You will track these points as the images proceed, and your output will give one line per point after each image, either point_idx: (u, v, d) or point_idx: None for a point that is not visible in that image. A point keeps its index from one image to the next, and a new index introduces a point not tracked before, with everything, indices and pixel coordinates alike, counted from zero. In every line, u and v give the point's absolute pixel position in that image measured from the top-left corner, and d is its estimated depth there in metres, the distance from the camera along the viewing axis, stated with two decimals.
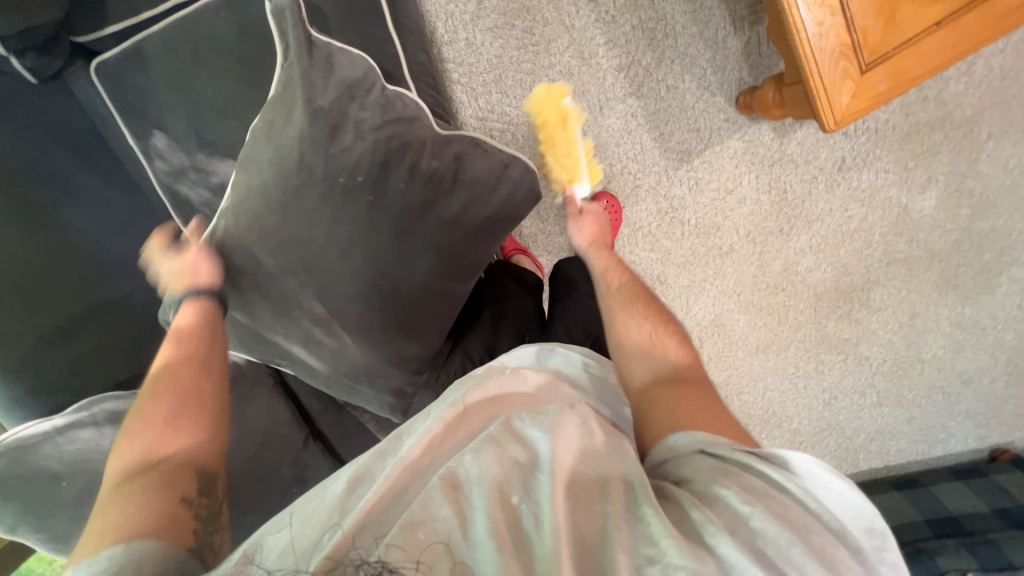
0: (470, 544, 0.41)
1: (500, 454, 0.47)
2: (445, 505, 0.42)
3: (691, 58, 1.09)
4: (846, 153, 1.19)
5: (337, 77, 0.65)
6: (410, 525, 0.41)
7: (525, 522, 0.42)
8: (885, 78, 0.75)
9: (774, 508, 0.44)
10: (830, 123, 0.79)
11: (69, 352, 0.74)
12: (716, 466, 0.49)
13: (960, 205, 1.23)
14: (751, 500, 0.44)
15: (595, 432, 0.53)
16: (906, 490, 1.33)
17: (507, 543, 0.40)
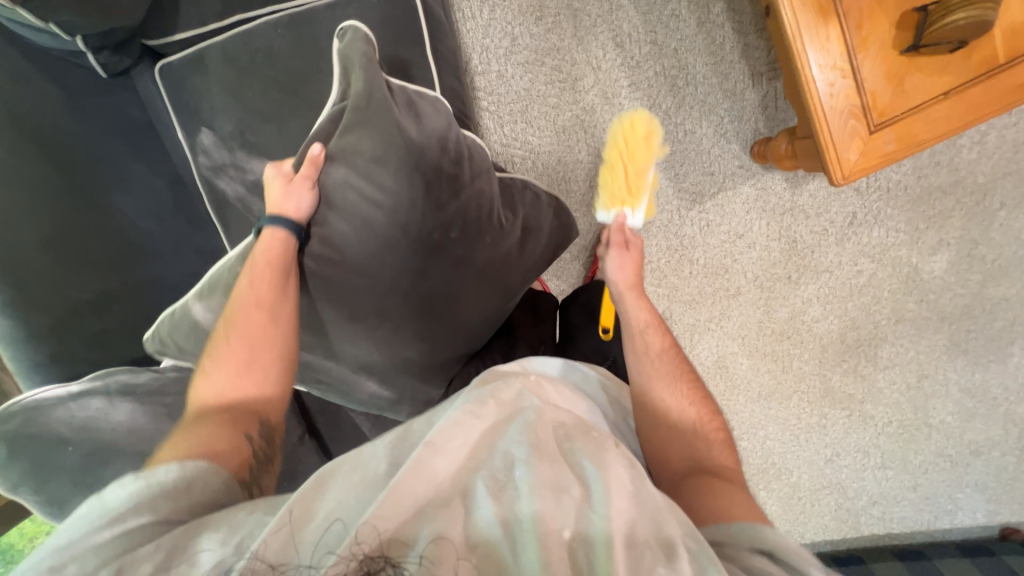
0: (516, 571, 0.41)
1: (555, 485, 0.47)
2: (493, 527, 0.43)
3: (709, 106, 1.14)
4: (857, 209, 1.21)
5: (427, 125, 0.71)
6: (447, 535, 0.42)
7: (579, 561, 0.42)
8: (892, 139, 0.78)
9: None
10: (839, 177, 0.81)
11: (92, 326, 0.78)
12: (783, 569, 0.48)
13: (972, 270, 1.23)
14: None
15: (648, 482, 0.52)
16: (909, 560, 1.28)
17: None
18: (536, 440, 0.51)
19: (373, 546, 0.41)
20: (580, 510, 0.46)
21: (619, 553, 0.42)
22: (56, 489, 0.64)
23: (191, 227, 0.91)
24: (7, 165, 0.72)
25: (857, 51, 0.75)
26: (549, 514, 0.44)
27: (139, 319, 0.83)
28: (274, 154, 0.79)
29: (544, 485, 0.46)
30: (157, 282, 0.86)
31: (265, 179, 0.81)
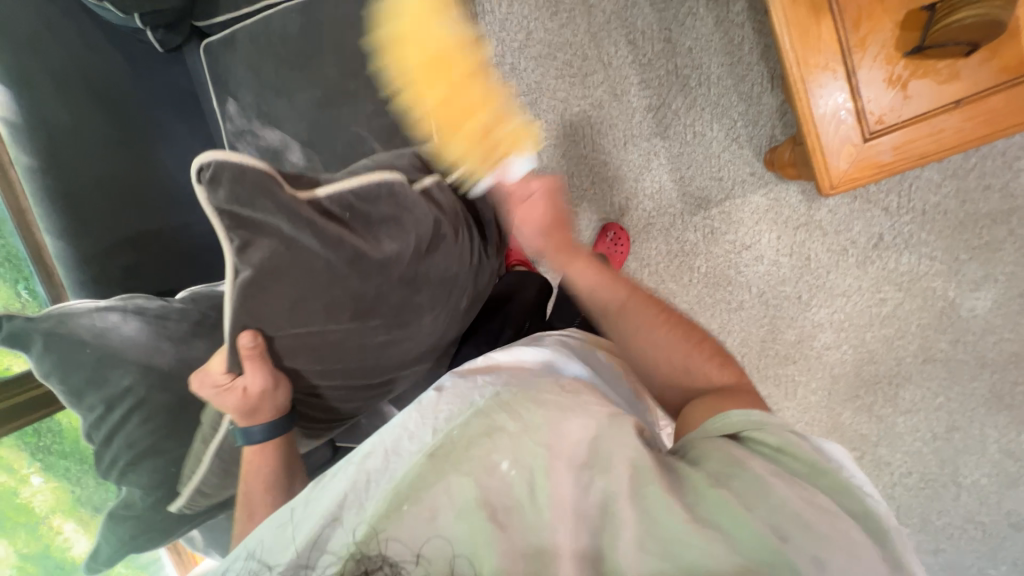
0: (462, 516, 0.42)
1: (487, 426, 0.48)
2: (438, 486, 0.44)
3: (722, 108, 1.11)
4: (884, 230, 1.12)
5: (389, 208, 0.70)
6: (407, 510, 0.42)
7: (518, 493, 0.43)
8: (890, 148, 0.72)
9: (800, 493, 0.42)
10: (827, 186, 0.76)
11: (128, 258, 0.92)
12: (747, 449, 0.47)
13: (1022, 313, 1.08)
14: (778, 486, 0.42)
15: (596, 411, 0.51)
16: None
17: (501, 518, 0.41)
18: (477, 406, 0.52)
19: (367, 545, 0.41)
20: (516, 438, 0.47)
21: (557, 476, 0.43)
22: (78, 381, 0.78)
23: None
24: (86, 122, 0.90)
25: (853, 52, 0.70)
26: (485, 451, 0.46)
27: (162, 258, 0.96)
28: (283, 125, 0.90)
29: (478, 432, 0.48)
30: (182, 228, 1.00)
31: (273, 146, 0.92)
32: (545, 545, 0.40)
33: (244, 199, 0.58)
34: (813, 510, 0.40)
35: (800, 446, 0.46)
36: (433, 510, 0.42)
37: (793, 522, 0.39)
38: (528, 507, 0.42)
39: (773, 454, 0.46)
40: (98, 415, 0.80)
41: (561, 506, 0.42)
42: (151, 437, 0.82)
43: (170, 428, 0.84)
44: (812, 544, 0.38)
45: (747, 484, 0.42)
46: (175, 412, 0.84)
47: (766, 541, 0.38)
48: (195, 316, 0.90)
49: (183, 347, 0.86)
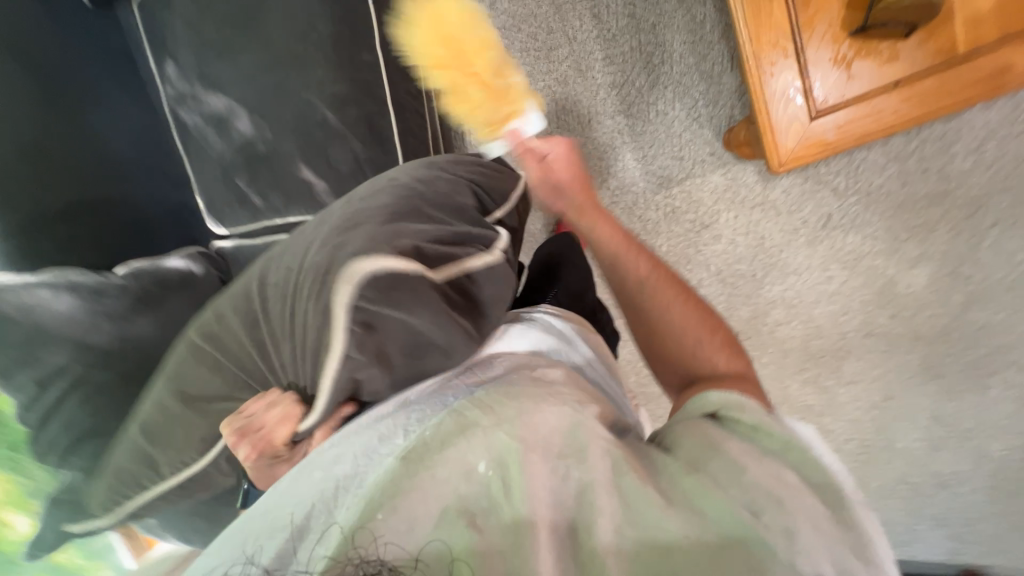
0: (449, 511, 0.38)
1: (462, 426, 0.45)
2: (417, 483, 0.40)
3: (684, 87, 1.12)
4: (833, 211, 1.17)
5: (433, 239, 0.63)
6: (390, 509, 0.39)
7: (494, 487, 0.40)
8: (834, 127, 0.75)
9: (772, 474, 0.43)
10: (776, 163, 0.78)
11: (59, 230, 0.85)
12: (725, 432, 0.49)
13: (953, 290, 1.16)
14: (749, 466, 0.43)
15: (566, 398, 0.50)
16: None
17: (487, 512, 0.38)
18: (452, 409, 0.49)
19: (367, 549, 0.37)
20: (492, 432, 0.44)
21: (533, 459, 0.41)
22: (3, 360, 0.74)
23: (165, 157, 1.01)
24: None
25: (802, 30, 0.72)
26: (462, 447, 0.43)
27: (98, 230, 0.90)
28: (228, 90, 0.86)
29: (451, 430, 0.45)
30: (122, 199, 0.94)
31: (218, 112, 0.88)
32: (528, 542, 0.37)
33: (396, 300, 0.54)
34: (782, 487, 0.42)
35: (772, 421, 0.49)
36: (415, 513, 0.38)
37: (766, 495, 0.40)
38: (506, 503, 0.39)
39: (749, 433, 0.48)
40: (32, 395, 0.76)
41: (540, 495, 0.39)
42: (91, 419, 0.78)
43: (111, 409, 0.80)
44: (783, 515, 0.39)
45: (723, 465, 0.43)
46: (117, 391, 0.81)
47: (740, 517, 0.38)
48: (136, 292, 0.85)
49: (124, 325, 0.82)
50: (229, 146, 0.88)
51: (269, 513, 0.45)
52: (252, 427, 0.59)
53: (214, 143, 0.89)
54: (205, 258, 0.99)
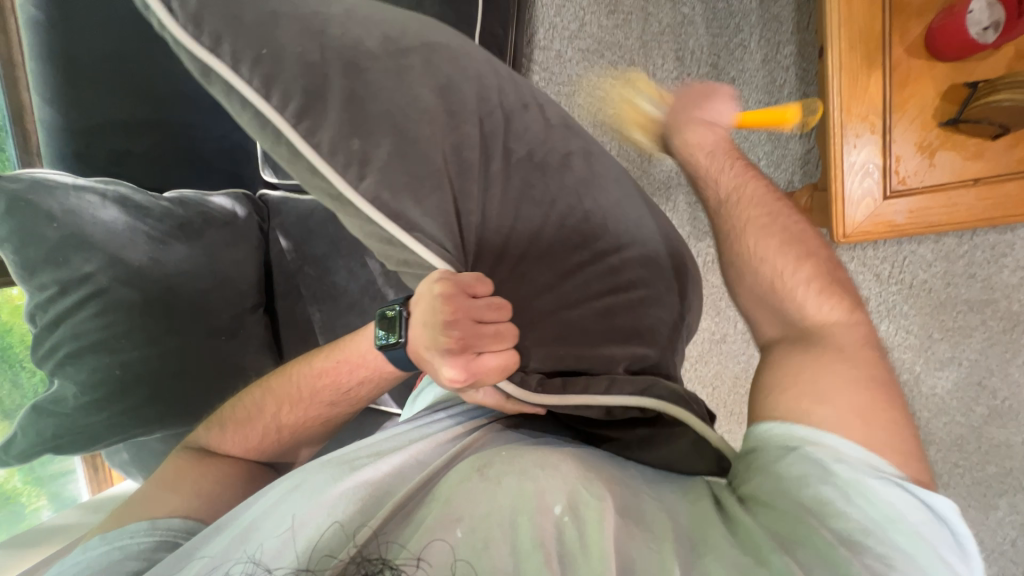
0: (503, 551, 0.39)
1: (541, 460, 0.47)
2: (476, 508, 0.42)
3: (750, 144, 1.13)
4: (870, 295, 1.17)
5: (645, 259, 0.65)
6: (446, 521, 0.41)
7: (569, 536, 0.40)
8: (904, 211, 0.75)
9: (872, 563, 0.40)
10: (839, 234, 0.78)
11: (117, 144, 0.87)
12: (817, 476, 0.45)
13: (976, 401, 1.14)
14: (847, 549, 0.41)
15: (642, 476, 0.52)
16: None
17: (549, 560, 0.39)
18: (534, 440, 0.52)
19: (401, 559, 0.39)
20: (569, 481, 0.44)
21: (610, 522, 0.41)
22: (32, 253, 0.72)
23: None
24: None
25: (893, 110, 0.73)
26: (537, 488, 0.43)
27: (160, 154, 0.92)
28: None
29: (532, 463, 0.46)
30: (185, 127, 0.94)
31: None
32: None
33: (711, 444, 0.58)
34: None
35: (867, 476, 0.44)
36: (485, 537, 0.40)
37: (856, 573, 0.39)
38: (579, 557, 0.39)
39: (846, 493, 0.44)
40: (48, 295, 0.74)
41: (616, 558, 0.39)
42: (104, 331, 0.76)
43: (125, 328, 0.78)
44: None
45: (817, 552, 0.41)
46: (138, 311, 0.78)
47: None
48: (180, 218, 0.86)
49: (159, 247, 0.82)
50: None
51: (319, 508, 0.44)
52: (475, 347, 0.51)
53: None
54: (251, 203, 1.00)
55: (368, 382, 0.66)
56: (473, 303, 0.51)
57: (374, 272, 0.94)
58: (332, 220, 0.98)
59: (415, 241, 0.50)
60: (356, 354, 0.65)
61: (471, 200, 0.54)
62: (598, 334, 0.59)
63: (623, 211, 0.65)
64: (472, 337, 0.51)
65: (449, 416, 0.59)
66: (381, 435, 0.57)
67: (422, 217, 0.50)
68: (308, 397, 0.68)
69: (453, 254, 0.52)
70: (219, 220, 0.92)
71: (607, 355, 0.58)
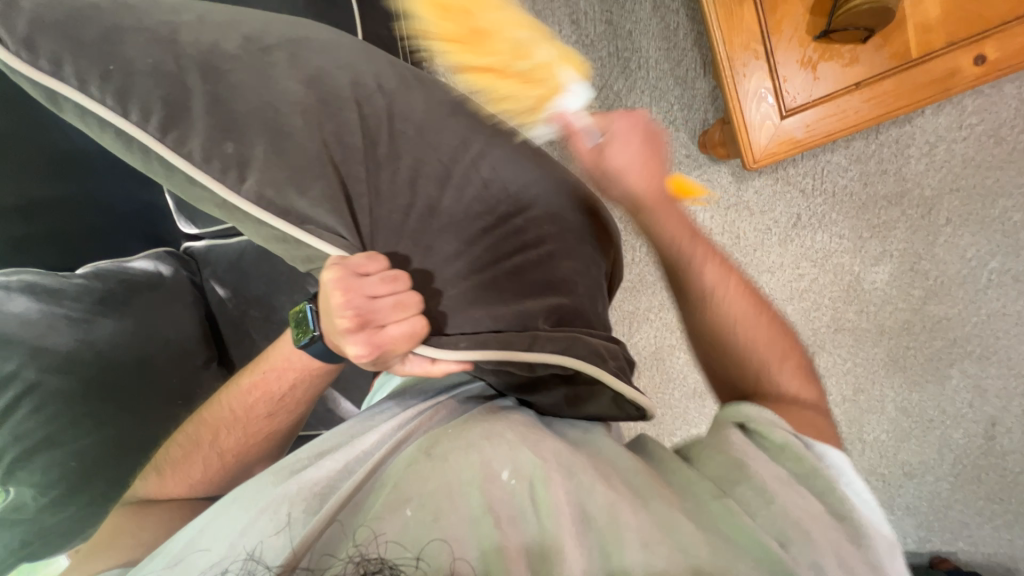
0: (458, 518, 0.40)
1: (486, 431, 0.48)
2: (428, 484, 0.43)
3: (660, 92, 1.16)
4: (801, 211, 1.23)
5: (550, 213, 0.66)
6: (398, 501, 0.41)
7: (518, 497, 0.43)
8: (803, 126, 0.79)
9: (795, 502, 0.43)
10: (751, 161, 0.81)
11: (16, 230, 0.80)
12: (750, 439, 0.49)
13: (913, 285, 1.23)
14: (776, 489, 0.44)
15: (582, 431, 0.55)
16: None
17: (501, 521, 0.40)
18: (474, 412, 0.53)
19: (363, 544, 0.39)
20: (515, 447, 0.46)
21: (556, 479, 0.44)
22: None
23: None
24: None
25: (770, 34, 0.76)
26: (484, 458, 0.45)
27: (65, 232, 0.87)
28: None
29: (477, 434, 0.48)
30: (85, 198, 0.89)
31: None
32: (553, 548, 0.39)
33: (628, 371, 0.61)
34: (811, 519, 0.42)
35: (800, 444, 0.48)
36: (434, 509, 0.40)
37: (804, 524, 0.41)
38: (530, 513, 0.42)
39: (772, 449, 0.48)
40: None
41: (564, 506, 0.42)
42: (46, 428, 0.73)
43: (70, 417, 0.74)
44: (809, 548, 0.40)
45: (748, 489, 0.44)
46: (79, 399, 0.75)
47: (766, 547, 0.40)
48: (100, 292, 0.82)
49: (83, 326, 0.78)
50: None
51: (273, 509, 0.44)
52: (377, 318, 0.49)
53: None
54: (176, 259, 0.96)
55: (303, 381, 0.67)
56: (367, 280, 0.50)
57: None
58: (266, 258, 0.96)
59: (307, 233, 0.53)
60: (286, 359, 0.66)
61: (360, 183, 0.57)
62: (514, 294, 0.58)
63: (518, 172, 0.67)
64: (369, 310, 0.49)
65: (390, 404, 0.60)
66: (328, 433, 0.58)
67: (314, 210, 0.53)
68: (243, 413, 0.68)
69: (353, 243, 0.54)
70: (144, 284, 0.88)
71: (523, 315, 0.56)
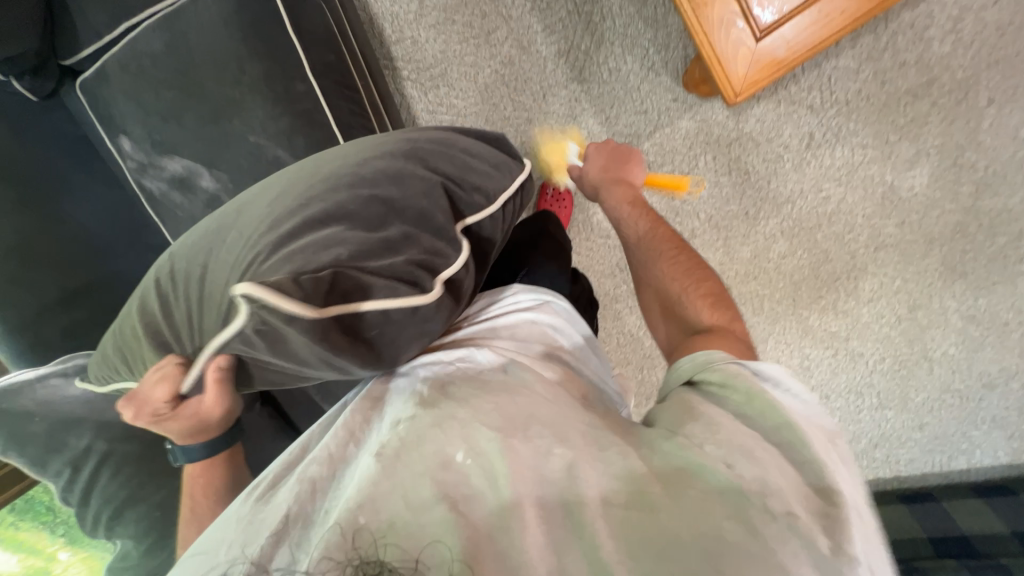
0: (427, 514, 0.42)
1: (436, 417, 0.49)
2: (386, 482, 0.44)
3: (631, 38, 1.10)
4: (813, 128, 1.12)
5: (376, 169, 0.61)
6: (363, 503, 0.43)
7: (479, 477, 0.44)
8: (784, 43, 0.71)
9: (740, 429, 0.47)
10: (731, 95, 0.74)
11: (62, 319, 0.88)
12: (701, 395, 0.52)
13: (960, 182, 1.10)
14: (722, 419, 0.48)
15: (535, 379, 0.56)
16: (913, 503, 1.15)
17: (462, 505, 0.42)
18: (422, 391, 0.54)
19: (346, 555, 0.40)
20: (465, 428, 0.47)
21: (511, 452, 0.45)
22: (36, 450, 0.79)
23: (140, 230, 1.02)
24: None
25: None
26: (437, 448, 0.46)
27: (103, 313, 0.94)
28: (182, 150, 0.87)
29: (428, 424, 0.49)
30: (113, 279, 0.96)
31: (178, 175, 0.89)
32: (515, 519, 0.42)
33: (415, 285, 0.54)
34: (751, 437, 0.46)
35: (760, 388, 0.50)
36: (393, 519, 0.42)
37: (778, 472, 0.44)
38: (493, 486, 0.44)
39: (719, 390, 0.52)
40: (67, 477, 0.80)
41: (524, 475, 0.44)
42: (127, 487, 0.82)
43: (143, 474, 0.83)
44: (755, 465, 0.44)
45: (701, 422, 0.48)
46: (146, 458, 0.84)
47: (726, 483, 0.43)
48: None
49: None
50: (196, 204, 0.90)
51: (246, 530, 0.46)
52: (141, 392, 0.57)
53: (181, 203, 0.91)
54: None
55: (199, 481, 0.71)
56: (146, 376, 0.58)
57: None
58: None
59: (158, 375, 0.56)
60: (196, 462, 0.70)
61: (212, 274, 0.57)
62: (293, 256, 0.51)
63: (342, 159, 0.64)
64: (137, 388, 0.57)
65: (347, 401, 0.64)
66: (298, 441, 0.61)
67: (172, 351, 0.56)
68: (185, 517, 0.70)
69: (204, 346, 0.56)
70: None
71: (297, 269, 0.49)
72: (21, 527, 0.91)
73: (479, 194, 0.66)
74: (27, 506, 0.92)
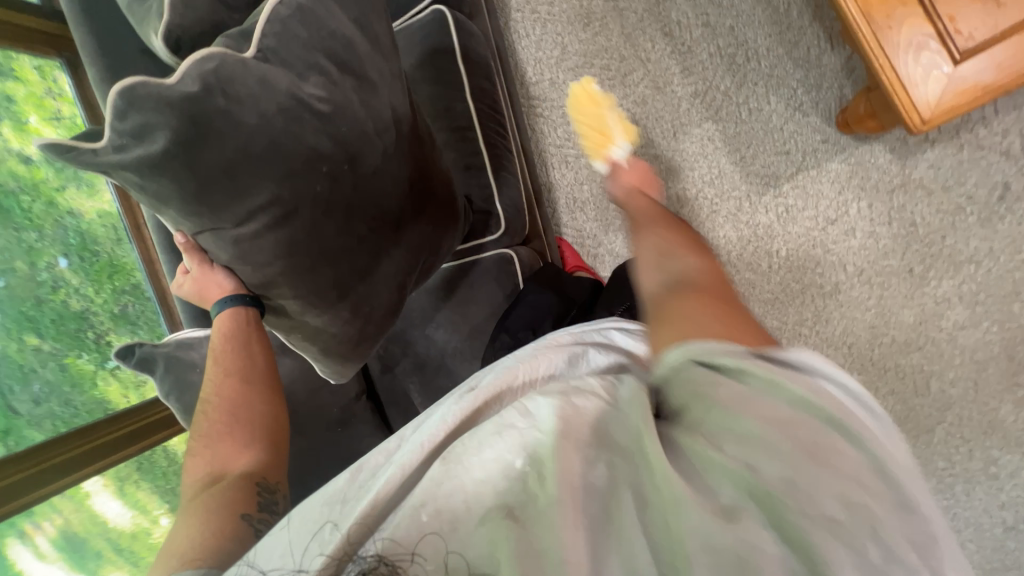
0: (468, 523, 0.44)
1: (500, 426, 0.49)
2: (444, 484, 0.46)
3: (778, 79, 1.06)
4: (1009, 178, 0.95)
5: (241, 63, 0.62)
6: (416, 508, 0.45)
7: (528, 485, 0.44)
8: (990, 67, 0.63)
9: (784, 431, 0.41)
10: (917, 122, 0.67)
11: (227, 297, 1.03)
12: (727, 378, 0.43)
13: None
14: (765, 430, 0.40)
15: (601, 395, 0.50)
16: None
17: (508, 518, 0.43)
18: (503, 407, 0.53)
19: (391, 551, 0.44)
20: (521, 435, 0.47)
21: (561, 464, 0.43)
22: (189, 401, 0.89)
23: None
24: None
25: None
26: (493, 456, 0.47)
27: None
28: None
29: (487, 431, 0.49)
30: None
31: None
32: (555, 529, 0.41)
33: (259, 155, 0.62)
34: (826, 465, 0.39)
35: (766, 369, 0.43)
36: (451, 520, 0.44)
37: (863, 509, 0.37)
38: (538, 499, 0.43)
39: (766, 388, 0.42)
40: None
41: (568, 489, 0.42)
42: None
43: None
44: (831, 510, 0.37)
45: (744, 442, 0.41)
46: None
47: (795, 537, 0.37)
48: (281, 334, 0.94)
49: None
50: None
51: (326, 510, 0.51)
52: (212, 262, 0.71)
53: None
54: None
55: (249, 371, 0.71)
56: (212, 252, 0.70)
57: (450, 331, 1.00)
58: None
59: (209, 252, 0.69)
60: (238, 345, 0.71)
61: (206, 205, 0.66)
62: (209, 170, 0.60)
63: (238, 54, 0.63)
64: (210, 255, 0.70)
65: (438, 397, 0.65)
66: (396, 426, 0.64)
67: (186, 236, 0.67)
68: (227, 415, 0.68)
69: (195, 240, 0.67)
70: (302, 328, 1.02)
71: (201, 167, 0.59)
72: (139, 487, 0.94)
73: (349, 77, 0.67)
74: (150, 467, 0.96)
